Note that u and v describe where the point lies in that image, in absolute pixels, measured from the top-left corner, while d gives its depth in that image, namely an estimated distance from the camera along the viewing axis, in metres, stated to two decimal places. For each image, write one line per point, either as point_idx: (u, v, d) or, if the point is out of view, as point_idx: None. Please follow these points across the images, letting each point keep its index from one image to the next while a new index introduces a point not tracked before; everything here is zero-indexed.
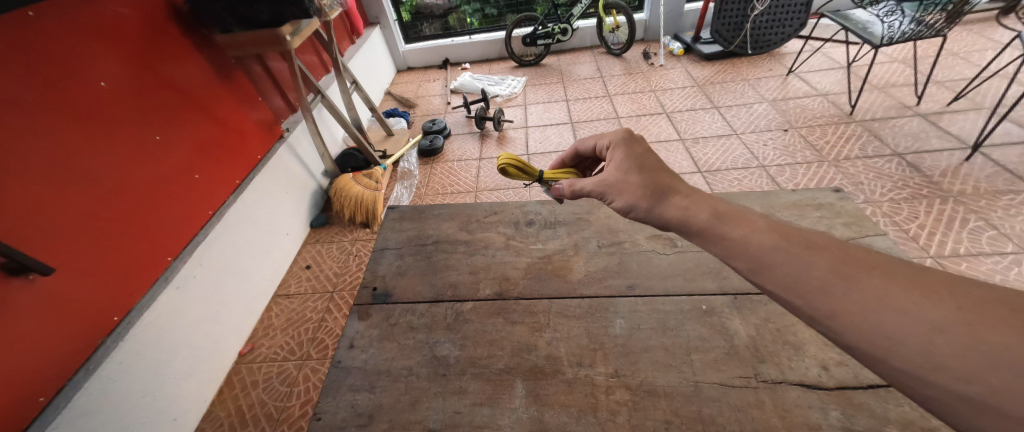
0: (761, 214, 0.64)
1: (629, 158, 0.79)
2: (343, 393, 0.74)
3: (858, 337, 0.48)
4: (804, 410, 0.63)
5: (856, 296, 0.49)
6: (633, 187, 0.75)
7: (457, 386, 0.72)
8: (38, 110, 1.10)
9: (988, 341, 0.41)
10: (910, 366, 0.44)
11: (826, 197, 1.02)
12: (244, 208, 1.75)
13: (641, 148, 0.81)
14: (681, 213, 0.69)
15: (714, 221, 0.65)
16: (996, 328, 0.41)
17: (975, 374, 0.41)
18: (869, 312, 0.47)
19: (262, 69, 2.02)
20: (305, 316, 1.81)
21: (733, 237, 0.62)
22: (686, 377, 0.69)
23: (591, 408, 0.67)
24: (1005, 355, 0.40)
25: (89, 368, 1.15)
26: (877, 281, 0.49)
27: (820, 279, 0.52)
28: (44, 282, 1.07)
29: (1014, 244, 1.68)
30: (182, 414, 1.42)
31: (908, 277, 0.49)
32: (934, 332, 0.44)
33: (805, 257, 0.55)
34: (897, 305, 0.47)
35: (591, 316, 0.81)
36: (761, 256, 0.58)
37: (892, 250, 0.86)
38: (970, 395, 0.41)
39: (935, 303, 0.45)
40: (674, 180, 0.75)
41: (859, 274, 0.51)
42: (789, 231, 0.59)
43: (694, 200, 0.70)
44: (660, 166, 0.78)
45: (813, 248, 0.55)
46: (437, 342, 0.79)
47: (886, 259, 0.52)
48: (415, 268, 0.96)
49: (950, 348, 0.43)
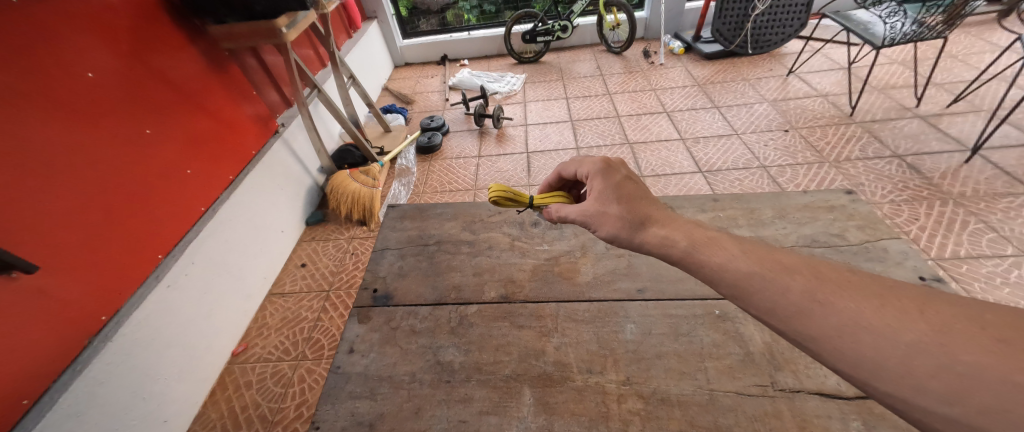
0: (736, 237, 0.62)
1: (608, 187, 0.77)
2: (343, 399, 0.71)
3: (844, 358, 0.45)
4: (823, 420, 0.61)
5: (831, 320, 0.47)
6: (613, 217, 0.72)
7: (462, 394, 0.69)
8: (22, 101, 1.06)
9: (962, 361, 0.39)
10: (893, 388, 0.42)
11: (837, 198, 1.00)
12: (237, 205, 1.71)
13: (618, 177, 0.79)
14: (660, 242, 0.66)
15: (693, 247, 0.62)
16: (971, 348, 0.39)
17: (955, 396, 0.38)
18: (846, 336, 0.45)
19: (256, 62, 1.97)
20: (300, 316, 1.77)
21: (713, 265, 0.59)
22: (699, 385, 0.67)
23: (602, 417, 0.64)
24: (981, 377, 0.37)
25: (76, 368, 1.11)
26: (850, 303, 0.47)
27: (797, 305, 0.49)
28: (29, 281, 1.03)
29: (1013, 246, 1.68)
30: (173, 416, 1.39)
31: (880, 295, 0.46)
32: (911, 355, 0.41)
33: (782, 280, 0.52)
34: (870, 326, 0.44)
35: (601, 320, 0.78)
36: (741, 283, 0.55)
37: (908, 254, 0.84)
38: (954, 417, 0.38)
39: (907, 323, 0.43)
40: (653, 209, 0.73)
41: (832, 297, 0.48)
42: (763, 254, 0.57)
43: (673, 228, 0.67)
44: (640, 196, 0.76)
45: (789, 269, 0.53)
46: (441, 347, 0.76)
47: (857, 278, 0.49)
48: (417, 269, 0.93)
49: (929, 369, 0.40)
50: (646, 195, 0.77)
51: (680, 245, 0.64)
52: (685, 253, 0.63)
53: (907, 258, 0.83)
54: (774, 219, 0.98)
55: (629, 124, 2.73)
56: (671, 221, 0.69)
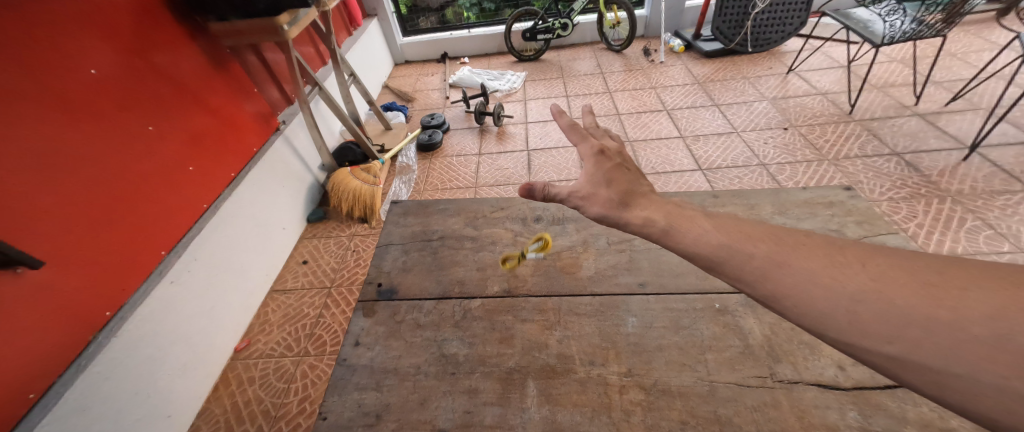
0: (707, 214, 0.65)
1: (600, 172, 0.78)
2: (349, 391, 0.72)
3: (801, 313, 0.49)
4: (821, 410, 0.62)
5: (790, 280, 0.51)
6: (602, 199, 0.72)
7: (467, 385, 0.70)
8: (25, 97, 1.06)
9: (898, 305, 0.44)
10: (843, 334, 0.46)
11: (836, 195, 1.02)
12: (239, 202, 1.72)
13: (610, 164, 0.79)
14: (642, 222, 0.67)
15: (670, 224, 0.64)
16: (904, 292, 0.44)
17: (894, 335, 0.43)
18: (802, 291, 0.49)
19: (257, 60, 1.97)
20: (303, 312, 1.78)
21: (689, 240, 0.61)
22: (700, 377, 0.68)
23: (605, 408, 0.65)
24: (914, 316, 0.42)
25: (80, 363, 1.12)
26: (804, 263, 0.51)
27: (762, 269, 0.53)
28: (34, 276, 1.04)
29: (1010, 243, 1.69)
30: (177, 411, 1.40)
31: (828, 254, 0.51)
32: (855, 303, 0.46)
33: (747, 250, 0.56)
34: (821, 281, 0.49)
35: (603, 313, 0.79)
36: (712, 254, 0.58)
37: (905, 248, 0.85)
38: (893, 355, 0.43)
39: (851, 276, 0.48)
40: (640, 192, 0.74)
41: (790, 259, 0.52)
42: (731, 226, 0.60)
43: (654, 209, 0.68)
44: (629, 182, 0.77)
45: (753, 239, 0.57)
46: (445, 340, 0.77)
47: (811, 241, 0.54)
48: (420, 264, 0.94)
49: (871, 314, 0.45)
50: (635, 181, 0.77)
51: (660, 224, 0.65)
52: (664, 232, 0.64)
53: (905, 252, 0.84)
54: (774, 215, 0.99)
55: (629, 122, 2.74)
56: (651, 202, 0.70)
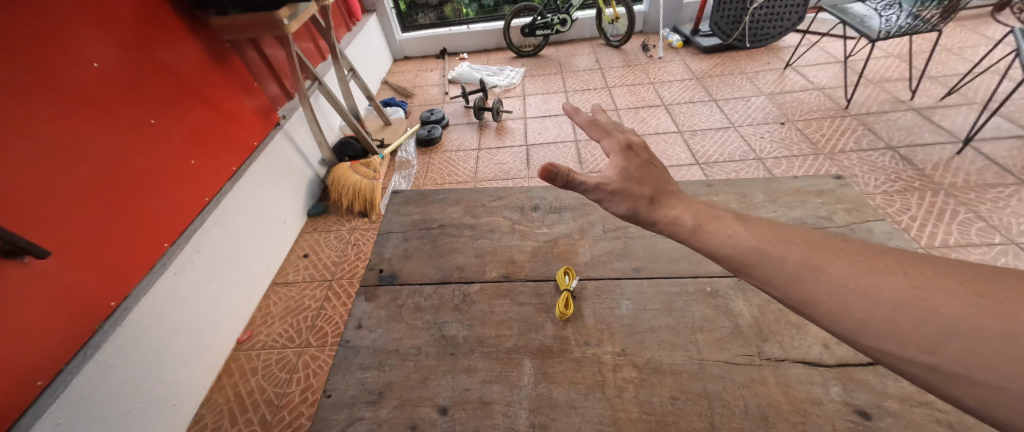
0: (739, 216, 0.66)
1: (629, 166, 0.75)
2: (352, 370, 0.74)
3: (836, 319, 0.51)
4: (806, 386, 0.65)
5: (824, 285, 0.52)
6: (632, 195, 0.70)
7: (466, 365, 0.73)
8: (30, 89, 1.08)
9: (941, 313, 0.45)
10: (880, 342, 0.47)
11: (826, 183, 1.04)
12: (241, 195, 1.74)
13: (639, 159, 0.77)
14: (669, 220, 0.68)
15: (700, 225, 0.65)
16: (947, 301, 0.45)
17: (935, 345, 0.44)
18: (838, 297, 0.51)
19: (257, 55, 1.99)
20: (304, 304, 1.80)
21: (717, 242, 0.63)
22: (691, 355, 0.70)
23: (599, 385, 0.68)
24: (956, 324, 0.43)
25: (87, 352, 1.14)
26: (840, 269, 0.53)
27: (794, 274, 0.55)
28: (40, 266, 1.05)
29: (1001, 235, 1.72)
30: (182, 400, 1.42)
31: (868, 259, 0.52)
32: (895, 309, 0.47)
33: (779, 253, 0.57)
34: (858, 288, 0.50)
35: (598, 297, 0.82)
36: (740, 256, 0.59)
37: (892, 234, 0.88)
38: (935, 364, 0.44)
39: (891, 283, 0.49)
40: (663, 187, 0.73)
41: (825, 264, 0.54)
42: (764, 229, 0.62)
43: (683, 208, 0.69)
44: (658, 179, 0.75)
45: (786, 242, 0.58)
46: (445, 322, 0.80)
47: (849, 246, 0.55)
48: (421, 251, 0.96)
49: (911, 322, 0.46)
50: (664, 179, 0.76)
51: (687, 225, 0.66)
52: (692, 232, 0.65)
53: (891, 238, 0.87)
54: (765, 203, 1.01)
55: (628, 117, 2.76)
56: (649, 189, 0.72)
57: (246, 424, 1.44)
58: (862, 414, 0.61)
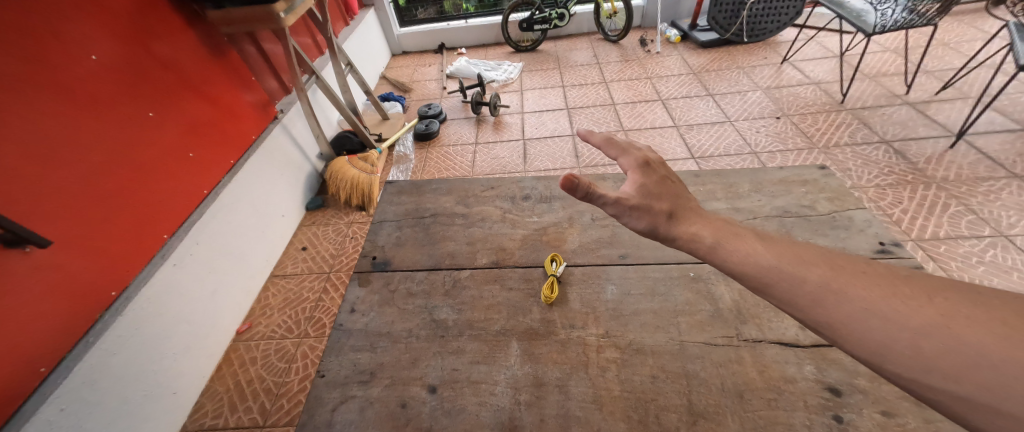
0: (762, 236, 0.65)
1: (647, 182, 0.74)
2: (345, 352, 0.77)
3: (859, 344, 0.49)
4: (780, 365, 0.68)
5: (846, 307, 0.51)
6: (652, 212, 0.70)
7: (455, 347, 0.75)
8: (30, 82, 1.09)
9: (967, 342, 0.44)
10: (903, 368, 0.46)
11: (811, 174, 1.06)
12: (239, 188, 1.76)
13: (656, 176, 0.77)
14: (689, 237, 0.67)
15: (721, 244, 0.64)
16: (974, 329, 0.44)
17: (959, 374, 0.43)
18: (860, 321, 0.50)
19: (255, 49, 2.00)
20: (302, 296, 1.83)
21: (736, 259, 0.62)
22: (672, 337, 0.73)
23: (583, 365, 0.70)
24: (982, 353, 0.42)
25: (89, 340, 1.16)
26: (862, 292, 0.52)
27: (814, 294, 0.54)
28: (42, 255, 1.08)
29: (991, 228, 1.74)
30: (182, 388, 1.45)
31: (891, 284, 0.51)
32: (918, 336, 0.46)
33: (799, 272, 0.56)
34: (881, 313, 0.49)
35: (585, 282, 0.84)
36: (760, 274, 0.58)
37: (872, 222, 0.90)
38: (961, 394, 0.42)
39: (915, 309, 0.48)
40: (681, 203, 0.73)
41: (847, 286, 0.53)
42: (785, 249, 0.61)
43: (703, 225, 0.68)
44: (676, 195, 0.74)
45: (807, 262, 0.57)
46: (436, 307, 0.82)
47: (871, 269, 0.54)
48: (413, 239, 0.99)
49: (935, 350, 0.45)
50: (682, 195, 0.75)
51: (707, 241, 0.65)
52: (712, 249, 0.64)
53: (870, 225, 0.90)
54: (751, 192, 1.04)
55: (625, 112, 2.77)
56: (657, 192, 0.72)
57: (245, 412, 1.47)
58: (833, 391, 0.64)
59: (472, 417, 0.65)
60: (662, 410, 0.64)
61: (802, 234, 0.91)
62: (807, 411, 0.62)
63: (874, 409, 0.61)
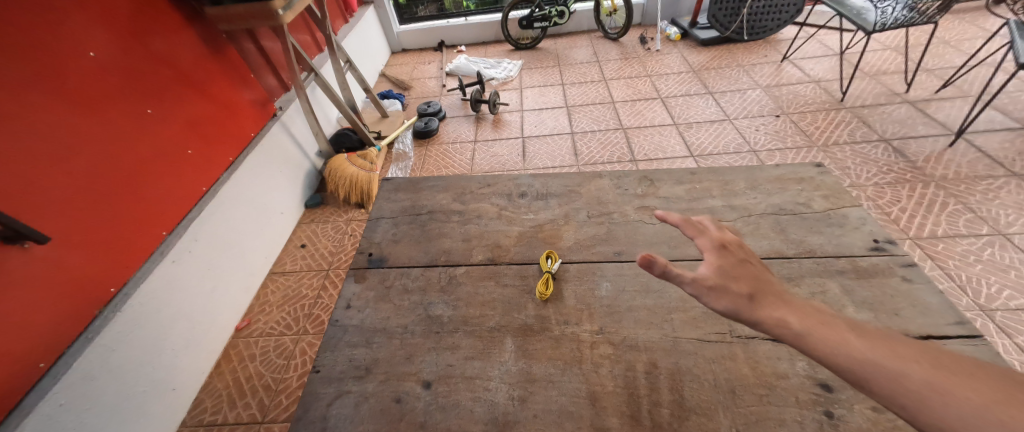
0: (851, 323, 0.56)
1: (724, 261, 0.67)
2: (341, 347, 0.77)
3: None
4: (773, 361, 0.68)
5: (951, 412, 0.43)
6: (731, 293, 0.62)
7: (450, 342, 0.75)
8: (29, 79, 1.10)
9: None
10: None
11: (807, 171, 1.06)
12: (238, 186, 1.77)
13: (735, 255, 0.69)
14: (772, 316, 0.58)
15: (807, 328, 0.56)
16: None
17: None
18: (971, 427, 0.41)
19: (254, 46, 2.00)
20: (301, 293, 1.84)
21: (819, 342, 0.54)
22: (665, 333, 0.74)
23: (576, 361, 0.71)
24: None
25: (88, 336, 1.17)
26: (971, 394, 0.43)
27: (913, 392, 0.46)
28: (41, 251, 1.08)
29: (989, 226, 1.74)
30: (181, 384, 1.46)
31: (1005, 389, 0.43)
32: None
33: (893, 366, 0.48)
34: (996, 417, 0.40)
35: (580, 278, 0.85)
36: (846, 359, 0.51)
37: (867, 220, 0.91)
38: None
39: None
40: (763, 283, 0.64)
41: (950, 386, 0.44)
42: (879, 339, 0.52)
43: (788, 307, 0.59)
44: (761, 276, 0.65)
45: (901, 354, 0.49)
46: (431, 303, 0.83)
47: (980, 370, 0.46)
48: (409, 236, 0.99)
49: None
50: (770, 276, 0.66)
51: (793, 325, 0.57)
52: (795, 333, 0.56)
53: (865, 223, 0.90)
54: (747, 190, 1.04)
55: (624, 110, 2.76)
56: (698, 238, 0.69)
57: (245, 408, 1.48)
58: (825, 386, 0.65)
59: (466, 412, 0.66)
60: (655, 405, 0.64)
61: (797, 231, 0.91)
62: (798, 406, 0.62)
63: (864, 404, 0.62)
